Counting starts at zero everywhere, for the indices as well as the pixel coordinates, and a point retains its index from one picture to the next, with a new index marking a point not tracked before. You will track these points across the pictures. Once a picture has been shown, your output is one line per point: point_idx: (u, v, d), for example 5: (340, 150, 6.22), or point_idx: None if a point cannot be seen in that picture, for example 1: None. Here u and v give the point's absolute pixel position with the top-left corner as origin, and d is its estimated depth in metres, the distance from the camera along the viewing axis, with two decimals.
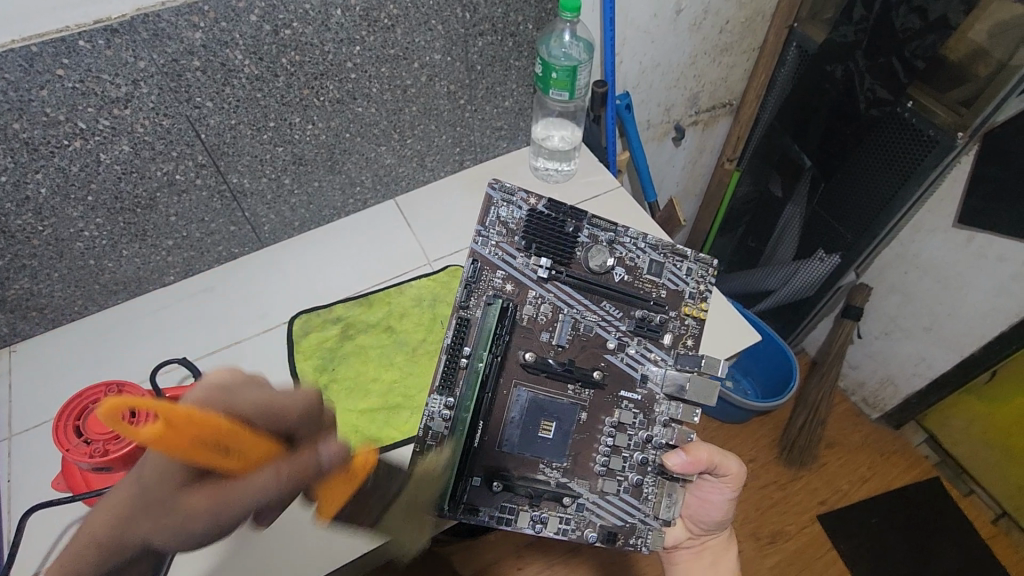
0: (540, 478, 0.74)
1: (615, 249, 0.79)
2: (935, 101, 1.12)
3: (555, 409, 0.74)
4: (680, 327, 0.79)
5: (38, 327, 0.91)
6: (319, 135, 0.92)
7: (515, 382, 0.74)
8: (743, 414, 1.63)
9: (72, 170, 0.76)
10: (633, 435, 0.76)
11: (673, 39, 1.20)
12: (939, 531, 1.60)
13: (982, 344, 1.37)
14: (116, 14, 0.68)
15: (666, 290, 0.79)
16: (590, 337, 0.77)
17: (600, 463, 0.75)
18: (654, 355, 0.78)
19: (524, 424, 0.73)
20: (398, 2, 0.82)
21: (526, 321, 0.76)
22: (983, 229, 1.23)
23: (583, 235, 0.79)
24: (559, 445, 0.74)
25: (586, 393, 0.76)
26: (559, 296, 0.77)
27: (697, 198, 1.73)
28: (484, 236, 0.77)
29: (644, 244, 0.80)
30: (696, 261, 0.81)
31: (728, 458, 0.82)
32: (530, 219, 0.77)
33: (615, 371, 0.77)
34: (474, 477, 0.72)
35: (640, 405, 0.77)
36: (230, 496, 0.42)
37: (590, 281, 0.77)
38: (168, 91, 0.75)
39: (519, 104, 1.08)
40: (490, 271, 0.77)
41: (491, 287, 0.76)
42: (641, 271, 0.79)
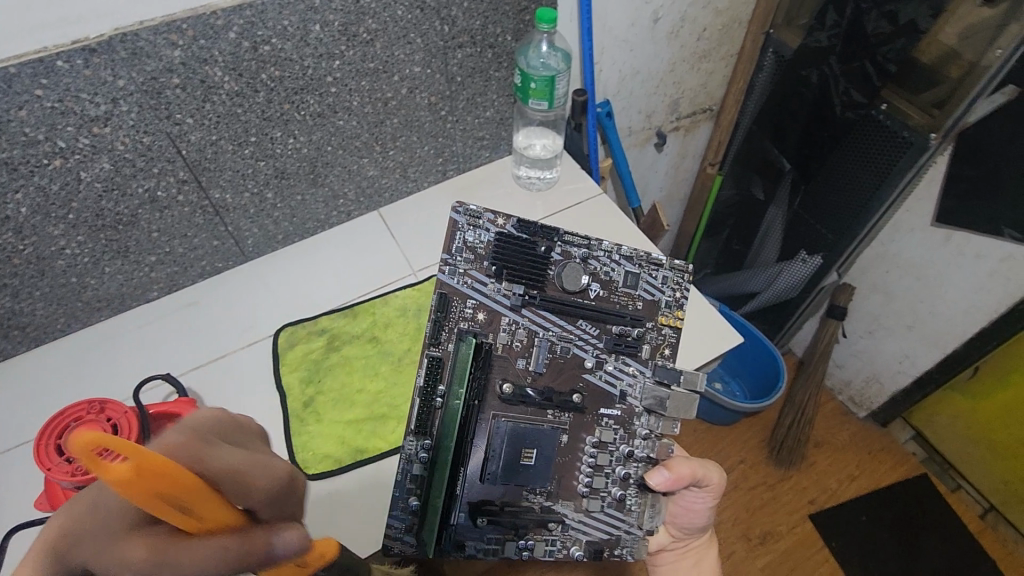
0: (524, 505, 0.73)
1: (589, 264, 0.76)
2: (909, 103, 1.15)
3: (536, 435, 0.72)
4: (657, 336, 0.77)
5: (20, 346, 0.91)
6: (300, 149, 0.93)
7: (495, 416, 0.72)
8: (732, 415, 1.64)
9: (52, 189, 0.76)
10: (613, 452, 0.76)
11: (651, 47, 1.22)
12: (928, 527, 1.61)
13: (963, 341, 1.39)
14: (94, 34, 0.68)
15: (643, 301, 0.77)
16: (568, 358, 0.75)
17: (582, 484, 0.75)
18: (632, 368, 0.77)
19: (506, 456, 0.71)
20: (377, 17, 0.83)
21: (501, 349, 0.74)
22: (960, 228, 1.26)
23: (555, 253, 0.75)
24: (543, 472, 0.73)
25: (564, 416, 0.74)
26: (534, 320, 0.74)
27: (681, 203, 1.75)
28: (452, 265, 0.74)
29: (619, 257, 0.77)
30: (672, 269, 0.78)
31: (707, 465, 0.82)
32: (499, 244, 0.74)
33: (594, 389, 0.75)
34: (460, 514, 0.71)
35: (618, 420, 0.76)
36: (174, 566, 0.36)
37: (566, 301, 0.74)
38: (148, 108, 0.76)
39: (500, 114, 1.09)
40: (460, 300, 0.73)
41: (462, 318, 0.73)
42: (616, 284, 0.77)
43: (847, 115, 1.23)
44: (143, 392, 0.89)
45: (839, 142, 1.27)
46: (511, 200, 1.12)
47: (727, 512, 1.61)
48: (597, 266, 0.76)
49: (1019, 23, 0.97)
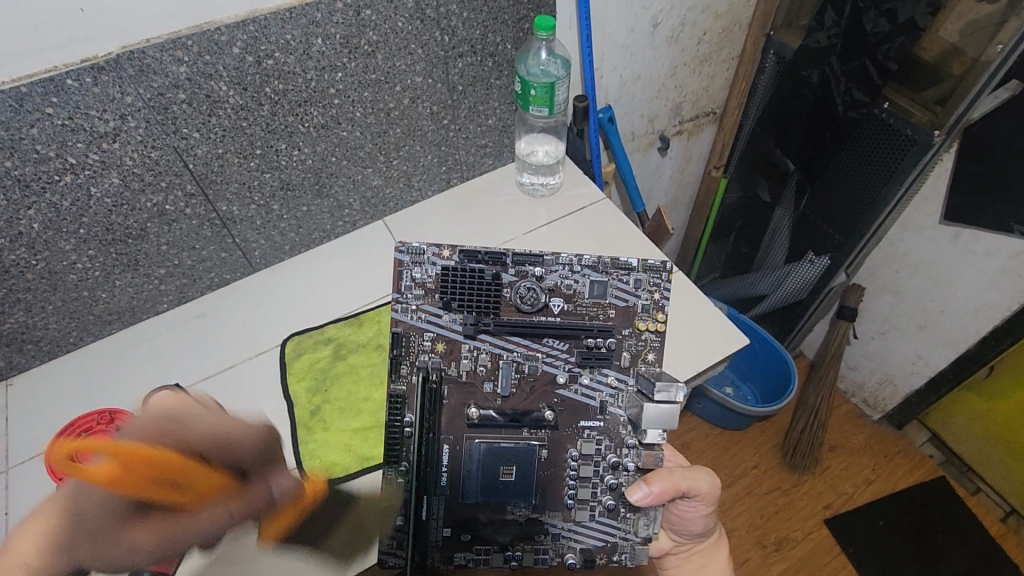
0: (509, 517, 0.74)
1: (547, 281, 0.75)
2: (912, 101, 1.14)
3: (512, 453, 0.72)
4: (637, 343, 0.76)
5: (34, 360, 0.92)
6: (305, 160, 0.94)
7: (467, 438, 0.73)
8: (743, 420, 1.62)
9: (64, 205, 0.78)
10: (599, 462, 0.75)
11: (652, 52, 1.22)
12: (948, 531, 1.58)
13: (977, 339, 1.37)
14: (103, 53, 0.70)
15: (614, 309, 0.76)
16: (538, 375, 0.75)
17: (569, 495, 0.74)
18: (610, 377, 0.76)
19: (482, 475, 0.72)
20: (377, 29, 0.85)
21: (464, 377, 0.74)
22: (970, 225, 1.25)
23: (508, 275, 0.74)
24: (523, 488, 0.73)
25: (541, 432, 0.74)
26: (495, 343, 0.75)
27: (687, 206, 1.74)
28: (405, 304, 0.74)
29: (580, 267, 0.75)
30: (645, 270, 0.76)
31: (696, 477, 0.79)
32: (446, 276, 0.73)
33: (571, 405, 0.75)
34: (444, 529, 0.73)
35: (602, 431, 0.75)
36: (173, 532, 0.52)
37: (528, 320, 0.74)
38: (156, 124, 0.77)
39: (502, 121, 1.10)
40: (417, 333, 0.74)
41: (422, 350, 0.74)
42: (582, 296, 0.75)
43: (850, 115, 1.22)
44: None
45: (841, 142, 1.26)
46: (515, 207, 1.13)
47: (741, 518, 1.59)
48: (556, 280, 0.75)
49: (1019, 17, 0.96)
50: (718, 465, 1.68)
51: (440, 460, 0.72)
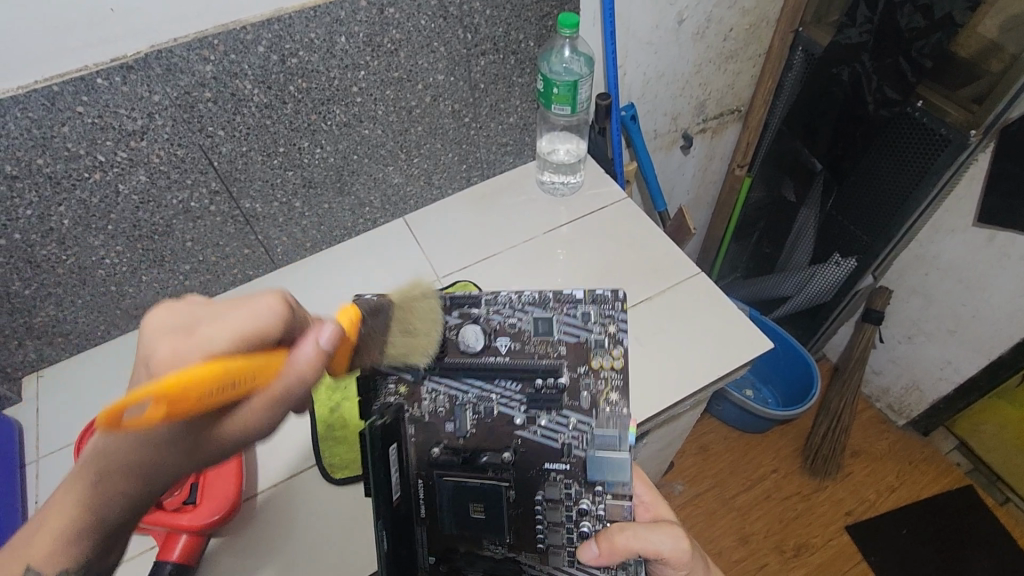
0: (485, 552, 0.73)
1: (494, 320, 0.73)
2: (946, 99, 1.11)
3: (478, 491, 0.69)
4: (595, 382, 0.71)
5: (63, 352, 0.94)
6: (328, 158, 0.94)
7: (436, 474, 0.70)
8: (763, 423, 1.60)
9: (92, 202, 0.80)
10: (570, 508, 0.71)
11: (676, 49, 1.20)
12: (975, 541, 1.54)
13: (1010, 346, 1.32)
14: (132, 52, 0.71)
15: (566, 345, 0.72)
16: (495, 417, 0.72)
17: (539, 539, 0.72)
18: (571, 420, 0.71)
19: (451, 509, 0.70)
20: (401, 27, 0.85)
21: (426, 416, 0.72)
22: (1005, 227, 1.20)
23: (452, 318, 0.73)
24: (494, 527, 0.70)
25: (507, 472, 0.70)
26: (450, 385, 0.72)
27: (709, 206, 1.72)
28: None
29: (523, 304, 0.73)
30: (592, 302, 0.73)
31: (649, 536, 0.67)
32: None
33: (531, 448, 0.71)
34: (429, 555, 0.74)
35: (570, 474, 0.71)
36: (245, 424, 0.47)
37: (477, 361, 0.71)
38: (182, 122, 0.78)
39: (523, 119, 1.10)
40: (381, 376, 0.72)
41: (386, 393, 0.72)
42: (529, 333, 0.72)
43: (881, 113, 1.19)
44: None
45: (871, 142, 1.23)
46: (536, 206, 1.12)
47: (759, 522, 1.57)
48: (498, 319, 0.73)
49: None
50: (736, 469, 1.66)
51: (416, 492, 0.72)
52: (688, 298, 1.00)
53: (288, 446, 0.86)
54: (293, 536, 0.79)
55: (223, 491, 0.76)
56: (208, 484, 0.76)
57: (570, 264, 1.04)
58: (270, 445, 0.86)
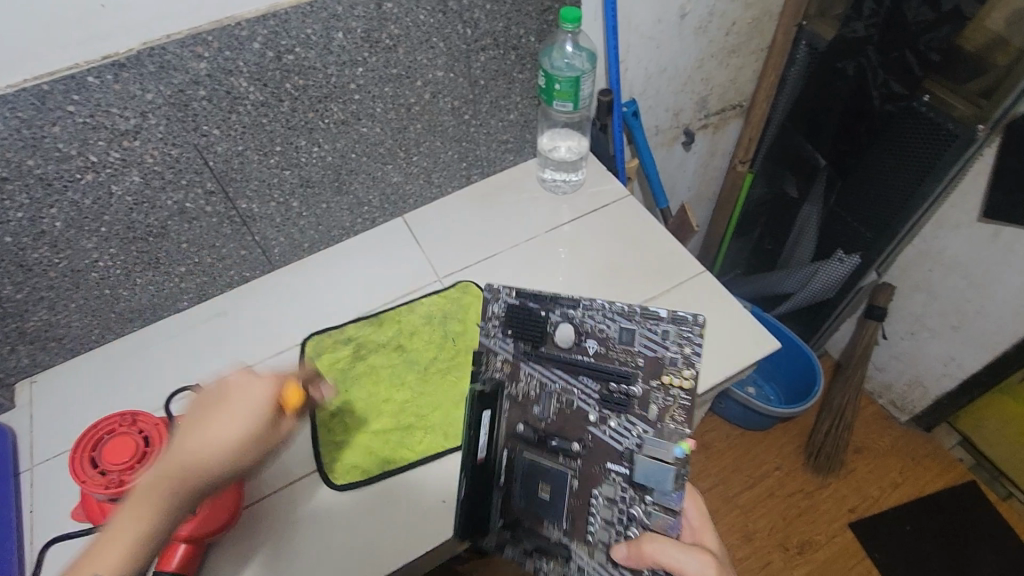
0: (545, 531, 0.70)
1: (585, 322, 0.71)
2: (954, 93, 1.09)
3: (551, 471, 0.69)
4: (665, 398, 0.68)
5: (57, 356, 0.92)
6: (325, 157, 0.93)
7: (519, 449, 0.71)
8: (767, 421, 1.59)
9: (85, 203, 0.78)
10: (622, 510, 0.68)
11: (678, 44, 1.19)
12: (979, 537, 1.53)
13: (1016, 342, 1.31)
14: (124, 49, 0.69)
15: (643, 357, 0.69)
16: (572, 411, 0.70)
17: (589, 530, 0.69)
18: (637, 429, 0.68)
19: (521, 484, 0.71)
20: (399, 23, 0.83)
21: (519, 395, 0.72)
22: (1011, 222, 1.19)
23: (555, 313, 0.72)
24: (556, 507, 0.69)
25: (576, 461, 0.70)
26: (542, 372, 0.71)
27: (711, 202, 1.70)
28: (483, 328, 0.73)
29: (613, 311, 0.70)
30: (674, 322, 0.68)
31: (681, 559, 0.62)
32: (510, 312, 0.72)
33: (601, 446, 0.69)
34: (496, 519, 0.72)
35: (630, 479, 0.68)
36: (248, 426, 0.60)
37: (566, 356, 0.71)
38: (176, 121, 0.76)
39: (524, 116, 1.08)
40: (491, 354, 0.73)
41: (489, 369, 0.73)
42: (613, 341, 0.70)
43: (886, 108, 1.18)
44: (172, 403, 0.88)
45: (877, 137, 1.22)
46: (537, 203, 1.11)
47: (763, 520, 1.56)
48: (590, 322, 0.71)
49: None
50: (739, 467, 1.65)
51: (497, 461, 0.72)
52: (694, 295, 0.99)
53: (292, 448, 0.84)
54: (300, 538, 0.78)
55: (223, 498, 0.74)
56: (206, 495, 0.73)
57: (572, 262, 1.02)
58: None
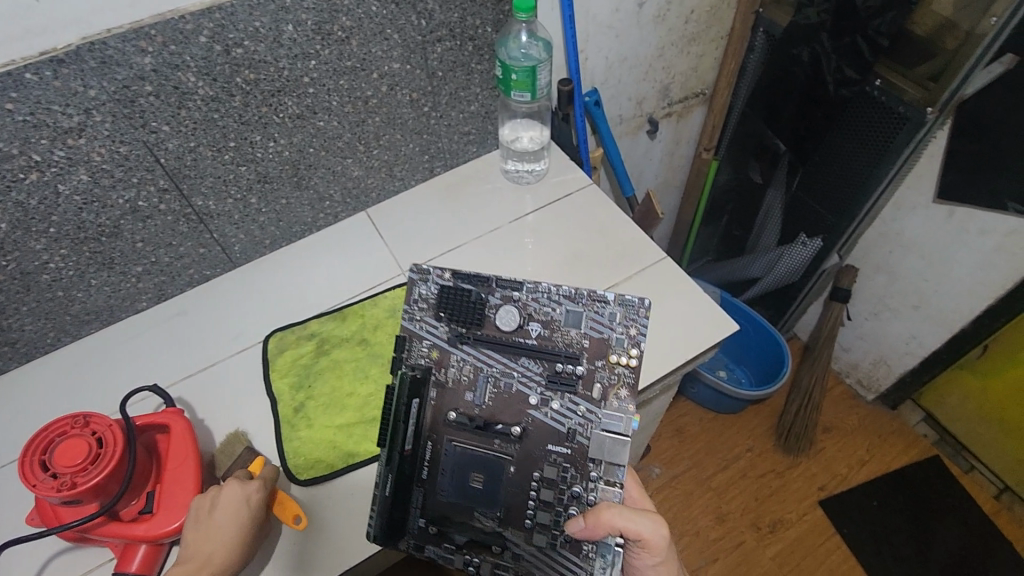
0: (475, 524, 0.71)
1: (528, 305, 0.74)
2: (903, 77, 1.12)
3: (481, 460, 0.70)
4: (609, 376, 0.71)
5: (11, 361, 0.90)
6: (282, 151, 0.92)
7: (446, 438, 0.72)
8: (737, 404, 1.62)
9: (31, 204, 0.76)
10: (564, 491, 0.70)
11: (638, 33, 1.19)
12: (943, 508, 1.58)
13: (972, 319, 1.36)
14: (62, 44, 0.68)
15: (588, 339, 0.72)
16: (511, 394, 0.72)
17: (527, 516, 0.70)
18: (581, 408, 0.70)
19: (453, 477, 0.71)
20: (350, 14, 0.82)
21: (448, 382, 0.73)
22: (963, 202, 1.23)
23: (493, 298, 0.74)
24: (490, 497, 0.70)
25: (511, 446, 0.71)
26: (478, 357, 0.73)
27: (679, 190, 1.72)
28: (409, 312, 0.75)
29: (559, 295, 0.73)
30: (620, 305, 0.72)
31: (634, 518, 0.66)
32: (442, 294, 0.74)
33: (539, 428, 0.71)
34: (420, 519, 0.72)
35: (571, 459, 0.70)
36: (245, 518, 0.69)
37: (508, 339, 0.73)
38: (122, 117, 0.75)
39: (485, 107, 1.08)
40: (416, 340, 0.74)
41: (418, 356, 0.74)
42: (558, 323, 0.73)
43: (841, 93, 1.19)
44: (132, 404, 0.87)
45: (833, 122, 1.24)
46: (500, 194, 1.11)
47: (736, 501, 1.59)
48: (535, 305, 0.74)
49: None
50: (712, 450, 1.68)
51: (420, 455, 0.72)
52: (655, 280, 1.00)
53: (235, 458, 0.79)
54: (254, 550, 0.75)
55: (180, 498, 0.72)
56: (166, 493, 0.72)
57: (536, 252, 1.03)
58: None
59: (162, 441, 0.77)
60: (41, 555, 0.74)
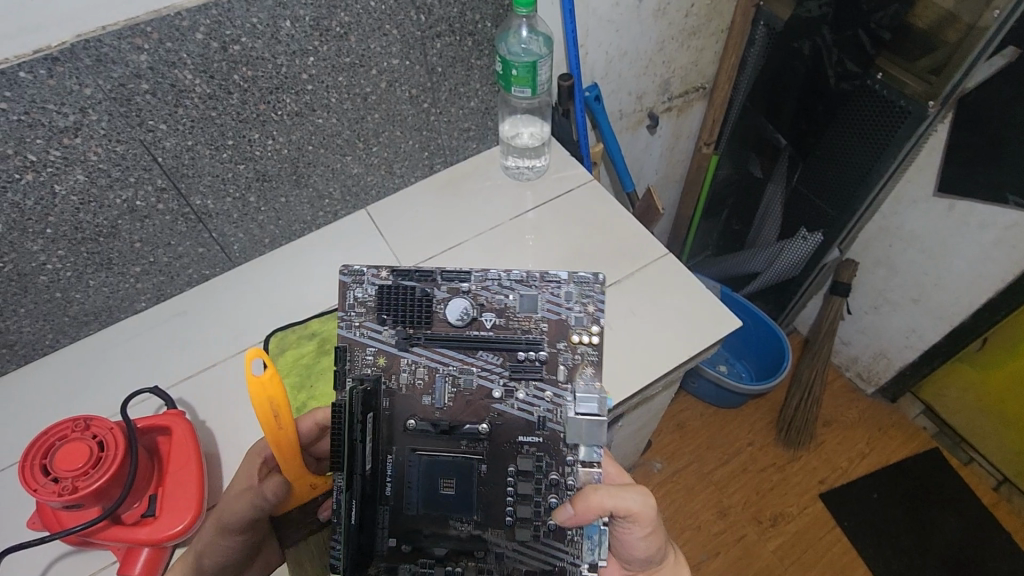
0: (451, 532, 0.69)
1: (477, 294, 0.70)
2: (906, 71, 1.10)
3: (450, 465, 0.68)
4: (573, 357, 0.70)
5: (9, 364, 0.89)
6: (281, 149, 0.91)
7: (408, 449, 0.69)
8: (738, 398, 1.62)
9: (27, 204, 0.75)
10: (541, 481, 0.69)
11: (638, 27, 1.18)
12: (942, 500, 1.59)
13: (972, 312, 1.36)
14: (56, 42, 0.66)
15: (547, 322, 0.70)
16: (473, 390, 0.70)
17: (508, 513, 0.69)
18: (549, 394, 0.70)
19: (422, 486, 0.68)
20: (349, 9, 0.81)
21: (403, 388, 0.70)
22: (964, 196, 1.22)
23: (439, 291, 0.70)
24: (464, 501, 0.68)
25: (480, 445, 0.69)
26: (431, 356, 0.70)
27: (678, 185, 1.71)
28: (346, 319, 0.70)
29: (509, 282, 0.70)
30: (574, 283, 0.70)
31: (620, 494, 0.66)
32: (381, 294, 0.69)
33: (508, 422, 0.69)
34: (389, 539, 0.68)
35: (543, 448, 0.69)
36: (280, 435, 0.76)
37: (460, 334, 0.69)
38: (119, 116, 0.74)
39: (484, 103, 1.07)
40: (357, 348, 0.69)
41: (363, 365, 0.69)
42: (513, 310, 0.70)
43: (841, 86, 1.19)
44: (132, 407, 0.86)
45: (833, 115, 1.23)
46: (501, 190, 1.10)
47: (737, 495, 1.60)
48: (486, 294, 0.70)
49: None
50: (713, 444, 1.69)
51: (382, 471, 0.69)
52: (661, 277, 1.00)
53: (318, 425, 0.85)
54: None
55: (183, 501, 0.73)
56: (168, 494, 0.73)
57: (539, 249, 1.03)
58: (237, 447, 0.84)
59: (164, 443, 0.76)
60: (42, 559, 0.74)
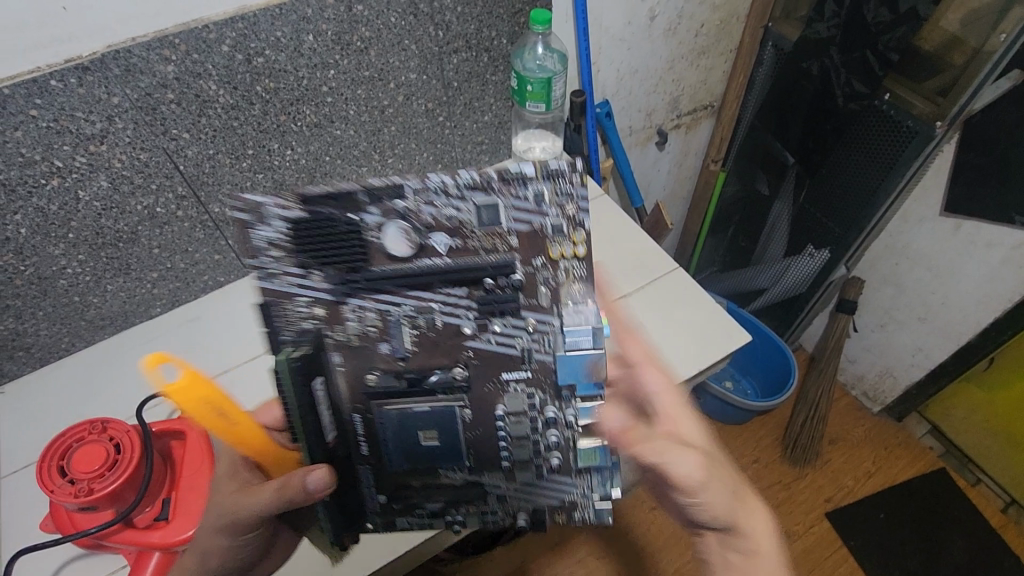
0: (446, 481, 0.70)
1: (422, 216, 0.62)
2: (912, 92, 1.12)
3: (429, 418, 0.64)
4: (553, 276, 0.65)
5: (25, 366, 0.90)
6: (299, 160, 0.92)
7: (375, 406, 0.64)
8: (744, 414, 1.61)
9: (51, 209, 0.76)
10: (533, 419, 0.67)
11: (649, 45, 1.21)
12: (950, 521, 1.58)
13: (979, 331, 1.36)
14: (87, 52, 0.68)
15: (517, 236, 0.63)
16: (442, 328, 0.66)
17: (503, 457, 0.68)
18: (530, 321, 0.65)
19: (399, 441, 0.65)
20: (370, 25, 0.83)
21: (353, 338, 0.65)
22: (970, 216, 1.24)
23: (370, 216, 0.60)
24: (452, 451, 0.67)
25: (461, 390, 0.65)
26: (376, 301, 0.64)
27: (685, 201, 1.74)
28: (264, 268, 0.61)
29: (461, 191, 0.61)
30: (546, 180, 0.62)
31: (665, 457, 0.64)
32: (291, 230, 0.59)
33: (487, 357, 0.66)
34: (378, 496, 0.70)
35: (531, 383, 0.67)
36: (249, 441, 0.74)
37: (414, 267, 0.62)
38: (144, 124, 0.76)
39: (498, 118, 1.09)
40: (290, 300, 0.63)
41: (302, 318, 0.63)
42: (470, 228, 0.62)
43: (850, 106, 1.20)
44: (147, 410, 0.87)
45: (841, 134, 1.25)
46: None
47: None
48: (434, 212, 0.62)
49: None
50: None
51: (353, 428, 0.66)
52: (671, 291, 1.01)
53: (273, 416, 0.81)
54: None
55: (194, 505, 0.73)
56: (181, 499, 0.73)
57: None
58: None
59: (178, 448, 0.77)
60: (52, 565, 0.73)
